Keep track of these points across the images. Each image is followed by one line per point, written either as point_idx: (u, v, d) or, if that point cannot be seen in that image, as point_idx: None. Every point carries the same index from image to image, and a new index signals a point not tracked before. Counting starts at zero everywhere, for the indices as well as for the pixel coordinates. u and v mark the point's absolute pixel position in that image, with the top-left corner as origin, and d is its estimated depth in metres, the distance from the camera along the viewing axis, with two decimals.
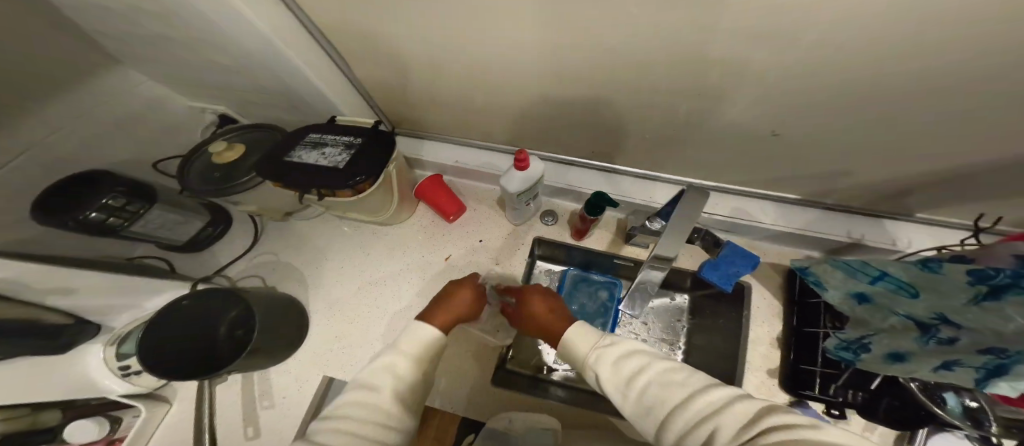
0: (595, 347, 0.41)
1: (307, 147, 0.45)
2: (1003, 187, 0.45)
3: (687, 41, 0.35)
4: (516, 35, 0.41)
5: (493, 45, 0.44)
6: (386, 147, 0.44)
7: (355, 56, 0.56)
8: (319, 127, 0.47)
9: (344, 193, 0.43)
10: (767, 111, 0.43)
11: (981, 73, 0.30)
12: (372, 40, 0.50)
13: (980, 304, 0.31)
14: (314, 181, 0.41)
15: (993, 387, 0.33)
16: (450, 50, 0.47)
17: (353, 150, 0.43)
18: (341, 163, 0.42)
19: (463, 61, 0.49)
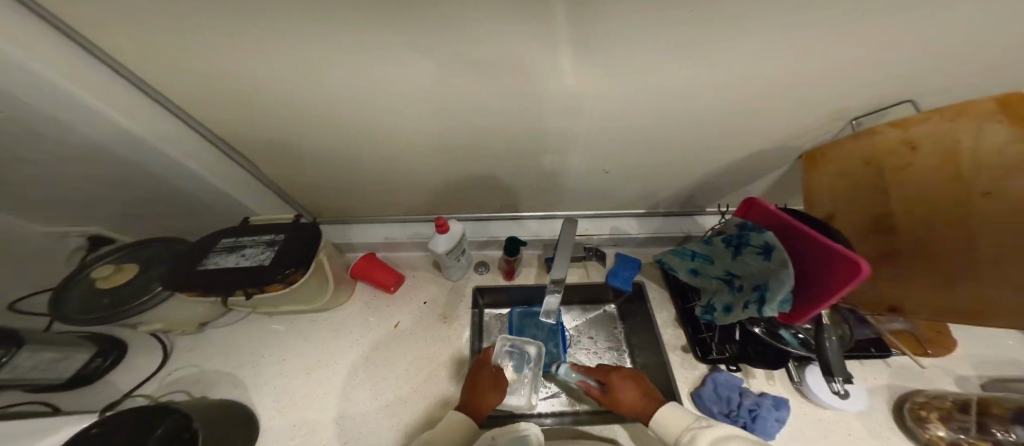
0: (689, 429, 0.51)
1: (222, 252, 0.52)
2: (751, 175, 0.69)
3: (514, 116, 0.53)
4: (400, 128, 0.56)
5: (387, 139, 0.58)
6: (305, 239, 0.54)
7: (272, 163, 0.66)
8: (232, 232, 0.54)
9: (276, 287, 0.51)
10: (594, 155, 0.63)
11: (674, 107, 0.51)
12: (285, 148, 0.61)
13: (736, 256, 0.57)
14: (241, 281, 0.49)
15: (766, 313, 0.50)
16: (355, 146, 0.60)
17: (274, 248, 0.52)
18: (264, 262, 0.51)
19: (369, 153, 0.63)
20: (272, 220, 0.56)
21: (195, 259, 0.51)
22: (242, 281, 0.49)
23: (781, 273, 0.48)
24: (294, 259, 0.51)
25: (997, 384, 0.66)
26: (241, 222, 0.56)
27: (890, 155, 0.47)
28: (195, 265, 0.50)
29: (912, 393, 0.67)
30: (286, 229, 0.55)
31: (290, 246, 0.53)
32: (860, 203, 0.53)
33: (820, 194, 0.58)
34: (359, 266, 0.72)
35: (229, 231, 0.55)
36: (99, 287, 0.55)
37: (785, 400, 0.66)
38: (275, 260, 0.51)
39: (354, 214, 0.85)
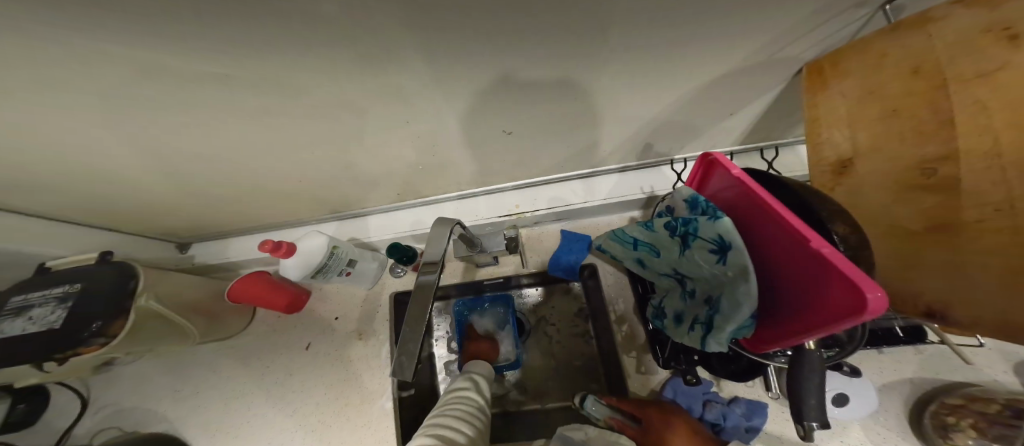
0: None
1: (9, 315, 0.48)
2: (722, 109, 0.47)
3: (310, 99, 0.33)
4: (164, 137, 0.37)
5: (166, 150, 0.41)
6: (103, 287, 0.50)
7: (56, 199, 0.49)
8: (22, 288, 0.51)
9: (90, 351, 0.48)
10: (476, 121, 0.43)
11: (557, 43, 0.29)
12: (46, 183, 0.44)
13: (683, 252, 0.36)
14: (30, 350, 0.46)
15: (710, 346, 0.33)
16: (138, 164, 0.43)
17: (65, 304, 0.48)
18: (55, 323, 0.47)
19: (176, 170, 0.46)
20: (72, 267, 0.53)
21: None
22: (45, 348, 0.46)
23: (740, 292, 0.29)
24: (96, 312, 0.48)
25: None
26: (36, 271, 0.54)
27: (958, 59, 0.26)
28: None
29: (945, 390, 0.51)
30: (82, 279, 0.50)
31: (81, 301, 0.48)
32: (894, 138, 0.32)
33: (829, 126, 0.37)
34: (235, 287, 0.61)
35: (21, 288, 0.51)
36: None
37: (763, 407, 0.52)
38: (68, 320, 0.47)
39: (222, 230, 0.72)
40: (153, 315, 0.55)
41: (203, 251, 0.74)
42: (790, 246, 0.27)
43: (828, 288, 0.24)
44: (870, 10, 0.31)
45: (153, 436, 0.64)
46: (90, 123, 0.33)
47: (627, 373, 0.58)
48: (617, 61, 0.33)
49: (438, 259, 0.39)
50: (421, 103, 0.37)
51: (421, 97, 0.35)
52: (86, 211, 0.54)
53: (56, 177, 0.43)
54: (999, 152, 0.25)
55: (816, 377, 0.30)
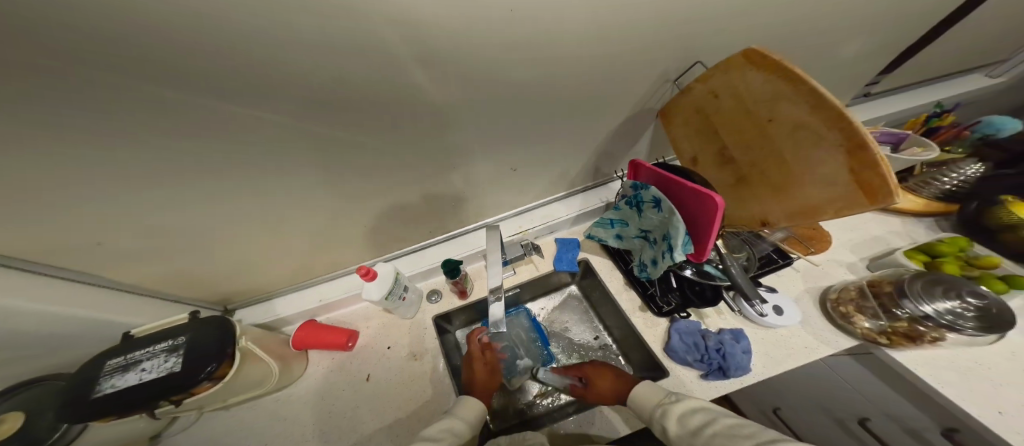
0: (662, 404, 0.61)
1: (118, 371, 0.55)
2: (628, 142, 0.81)
3: (414, 143, 0.61)
4: (306, 183, 0.60)
5: (294, 197, 0.62)
6: (210, 333, 0.60)
7: (182, 255, 0.64)
8: (114, 352, 0.57)
9: (205, 386, 0.57)
10: (493, 160, 0.72)
11: (541, 99, 0.61)
12: (187, 237, 0.60)
13: (640, 214, 0.65)
14: (157, 391, 0.54)
15: (675, 258, 0.58)
16: (264, 212, 0.62)
17: (178, 351, 0.57)
18: (174, 367, 0.56)
19: (288, 217, 0.66)
20: (163, 328, 0.61)
21: (87, 382, 0.54)
22: (168, 391, 0.55)
23: (673, 221, 0.56)
24: (207, 357, 0.57)
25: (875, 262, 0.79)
26: (121, 338, 0.60)
27: (707, 109, 0.60)
28: (88, 394, 0.53)
29: (824, 291, 0.78)
30: (184, 332, 0.60)
31: (193, 347, 0.58)
32: (704, 144, 0.65)
33: (680, 143, 0.70)
34: (298, 336, 0.74)
35: (113, 352, 0.57)
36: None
37: (741, 330, 0.74)
38: (185, 363, 0.57)
39: (271, 290, 0.84)
40: (247, 354, 0.65)
41: (250, 315, 0.82)
42: (684, 192, 0.56)
43: (706, 201, 0.52)
44: (667, 85, 0.68)
45: None
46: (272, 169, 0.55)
47: (640, 330, 0.77)
48: (563, 112, 0.66)
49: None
50: (460, 144, 0.65)
51: (469, 140, 0.64)
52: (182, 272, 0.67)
53: (203, 234, 0.61)
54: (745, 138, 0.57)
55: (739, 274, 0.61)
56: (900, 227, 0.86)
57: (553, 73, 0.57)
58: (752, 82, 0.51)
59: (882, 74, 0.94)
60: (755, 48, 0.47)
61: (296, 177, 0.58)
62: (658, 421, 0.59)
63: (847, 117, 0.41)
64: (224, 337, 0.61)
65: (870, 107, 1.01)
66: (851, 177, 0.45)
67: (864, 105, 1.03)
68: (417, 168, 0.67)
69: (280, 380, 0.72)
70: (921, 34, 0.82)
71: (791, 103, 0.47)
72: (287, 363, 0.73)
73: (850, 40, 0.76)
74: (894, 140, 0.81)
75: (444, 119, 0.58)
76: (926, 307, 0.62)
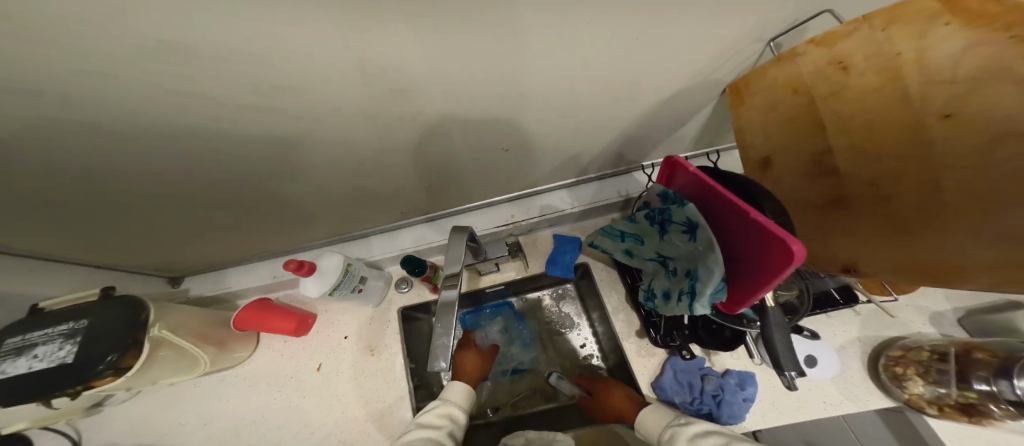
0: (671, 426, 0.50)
1: (9, 355, 0.43)
2: (667, 125, 0.59)
3: (361, 114, 0.42)
4: (213, 155, 0.43)
5: (203, 169, 0.46)
6: (115, 316, 0.46)
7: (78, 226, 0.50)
8: (13, 328, 0.44)
9: (109, 380, 0.45)
10: (480, 136, 0.52)
11: (556, 62, 0.39)
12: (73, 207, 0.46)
13: (662, 236, 0.47)
14: (44, 388, 0.42)
15: (698, 309, 0.41)
16: (167, 183, 0.46)
17: (78, 338, 0.44)
18: (68, 357, 0.43)
19: (206, 191, 0.50)
20: (63, 309, 0.46)
21: None
22: (54, 386, 0.42)
23: (709, 261, 0.38)
24: (110, 345, 0.45)
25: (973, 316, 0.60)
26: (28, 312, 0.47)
27: (819, 86, 0.36)
28: None
29: (887, 344, 0.61)
30: (88, 313, 0.45)
31: (95, 334, 0.44)
32: (793, 142, 0.42)
33: (751, 133, 0.47)
34: (241, 317, 0.62)
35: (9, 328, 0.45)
36: None
37: (751, 376, 0.61)
38: (82, 351, 0.44)
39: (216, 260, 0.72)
40: (163, 342, 0.53)
41: (196, 285, 0.73)
42: (741, 223, 0.36)
43: (768, 245, 0.32)
44: (761, 45, 0.43)
45: None
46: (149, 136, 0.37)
47: (631, 359, 0.65)
48: (588, 75, 0.43)
49: (458, 273, 0.46)
50: (430, 115, 0.45)
51: (443, 112, 0.44)
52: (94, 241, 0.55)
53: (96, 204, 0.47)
54: (871, 139, 0.34)
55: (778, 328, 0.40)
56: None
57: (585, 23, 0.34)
58: (933, 42, 0.27)
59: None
60: None
61: (188, 146, 0.41)
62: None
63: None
64: (132, 324, 0.46)
65: None
66: None
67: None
68: (368, 142, 0.48)
69: (217, 362, 0.65)
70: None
71: (1017, 84, 0.23)
72: (225, 347, 0.65)
73: None
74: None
75: (399, 85, 0.37)
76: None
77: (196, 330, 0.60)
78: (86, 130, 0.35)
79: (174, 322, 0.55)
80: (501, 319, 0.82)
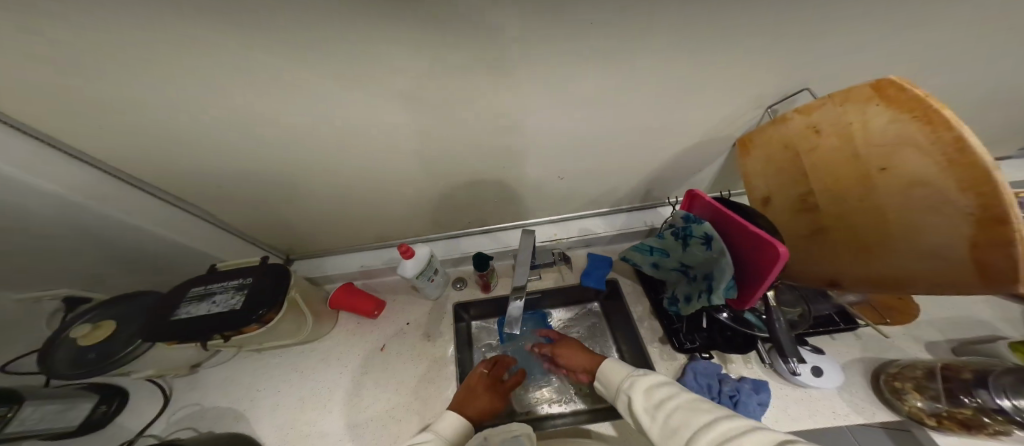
0: (629, 376, 0.62)
1: (194, 300, 0.61)
2: (690, 170, 0.74)
3: (471, 138, 0.58)
4: (359, 157, 0.61)
5: (350, 169, 0.64)
6: (265, 279, 0.63)
7: (242, 199, 0.68)
8: (199, 280, 0.64)
9: (254, 328, 0.60)
10: (546, 167, 0.68)
11: (613, 110, 0.55)
12: (252, 183, 0.64)
13: (683, 249, 0.60)
14: (219, 324, 0.58)
15: (714, 301, 0.54)
16: (321, 177, 0.65)
17: (243, 291, 0.61)
18: (235, 305, 0.60)
19: (337, 187, 0.68)
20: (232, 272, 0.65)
21: (174, 304, 0.61)
22: (220, 325, 0.58)
23: (721, 263, 0.52)
24: (264, 302, 0.60)
25: (965, 346, 0.66)
26: (207, 269, 0.68)
27: (802, 143, 0.51)
28: (171, 315, 0.59)
29: (885, 364, 0.69)
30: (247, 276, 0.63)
31: (254, 290, 0.61)
32: (783, 185, 0.56)
33: (753, 177, 0.61)
34: (336, 297, 0.79)
35: (195, 281, 0.64)
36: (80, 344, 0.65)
37: (764, 382, 0.69)
38: (245, 302, 0.60)
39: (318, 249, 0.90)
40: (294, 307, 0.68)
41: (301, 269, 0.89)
42: (744, 234, 0.50)
43: (765, 249, 0.46)
44: (760, 112, 0.59)
45: (227, 431, 0.68)
46: (330, 134, 0.55)
47: (655, 362, 0.74)
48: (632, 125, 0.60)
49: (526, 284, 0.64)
50: (515, 145, 0.61)
51: (525, 144, 0.61)
52: (241, 215, 0.73)
53: (266, 185, 0.65)
54: (838, 184, 0.48)
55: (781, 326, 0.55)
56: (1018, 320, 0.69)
57: (635, 83, 0.51)
58: (872, 116, 0.42)
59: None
60: (890, 77, 0.39)
61: (347, 147, 0.58)
62: (625, 394, 0.61)
63: (986, 181, 0.33)
64: (281, 286, 0.63)
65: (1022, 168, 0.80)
66: (972, 256, 0.37)
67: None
68: (464, 162, 0.65)
69: (311, 334, 0.78)
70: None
71: (919, 150, 0.38)
72: (320, 320, 0.79)
73: (1007, 93, 0.61)
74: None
75: (500, 118, 0.55)
76: (1009, 402, 0.53)
77: (308, 298, 0.75)
78: (297, 127, 0.53)
79: (300, 288, 0.73)
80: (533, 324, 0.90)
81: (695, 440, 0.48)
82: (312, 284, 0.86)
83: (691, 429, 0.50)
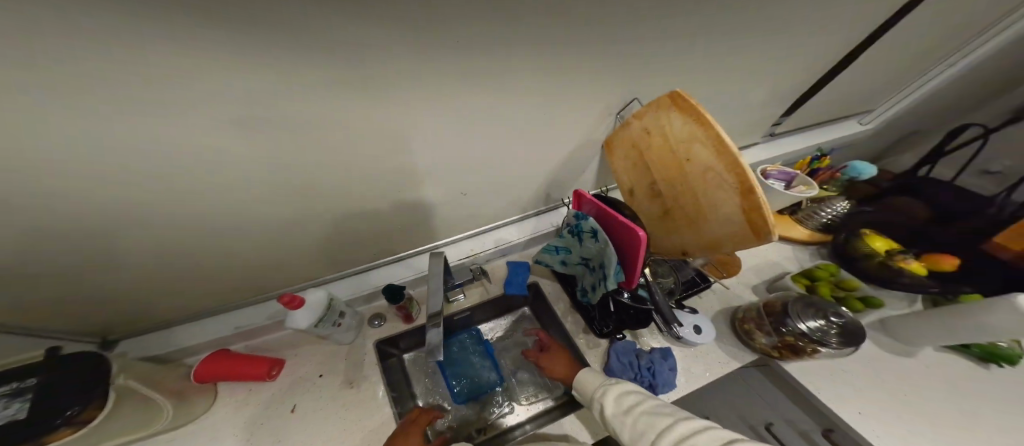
0: (601, 385, 0.68)
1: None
2: (571, 176, 0.88)
3: (361, 164, 0.60)
4: (235, 197, 0.56)
5: (226, 211, 0.58)
6: (70, 368, 0.48)
7: (69, 269, 0.55)
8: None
9: (58, 439, 0.44)
10: (443, 186, 0.73)
11: (491, 127, 0.64)
12: (85, 249, 0.53)
13: (581, 244, 0.71)
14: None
15: (609, 285, 0.65)
16: (186, 227, 0.57)
17: (23, 396, 0.44)
18: (17, 414, 0.43)
19: (208, 235, 0.60)
20: (10, 368, 0.48)
21: None
22: None
23: (607, 252, 0.63)
24: (77, 396, 0.46)
25: (773, 282, 0.90)
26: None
27: (642, 145, 0.66)
28: None
29: (734, 310, 0.88)
30: (36, 372, 0.47)
31: (51, 387, 0.46)
32: (638, 179, 0.71)
33: (619, 175, 0.76)
34: (200, 370, 0.68)
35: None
36: None
37: (669, 349, 0.81)
38: (32, 408, 0.44)
39: (192, 313, 0.76)
40: (131, 394, 0.55)
41: (168, 344, 0.74)
42: (618, 225, 0.62)
43: (633, 234, 0.58)
44: (610, 117, 0.75)
45: None
46: (191, 174, 0.50)
47: (583, 353, 0.82)
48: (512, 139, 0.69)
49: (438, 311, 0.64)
50: (407, 166, 0.65)
51: (417, 165, 0.65)
52: (66, 291, 0.58)
53: (105, 246, 0.54)
54: (667, 174, 0.63)
55: (660, 295, 0.67)
56: (799, 253, 0.98)
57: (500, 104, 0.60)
58: (675, 122, 0.58)
59: (783, 117, 1.06)
60: (679, 93, 0.55)
61: (216, 187, 0.53)
62: (597, 401, 0.66)
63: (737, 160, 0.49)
64: (97, 374, 0.49)
65: (777, 145, 1.14)
66: (743, 215, 0.52)
67: (770, 143, 1.15)
68: (359, 189, 0.65)
69: (177, 419, 0.64)
70: (809, 89, 0.96)
71: (702, 144, 0.54)
72: (185, 398, 0.65)
73: (751, 101, 0.90)
74: (786, 178, 0.85)
75: (387, 140, 0.58)
76: (802, 325, 0.74)
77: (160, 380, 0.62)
78: (144, 172, 0.47)
79: (140, 370, 0.59)
80: (466, 345, 0.91)
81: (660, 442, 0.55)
82: (168, 364, 0.71)
83: (653, 432, 0.57)
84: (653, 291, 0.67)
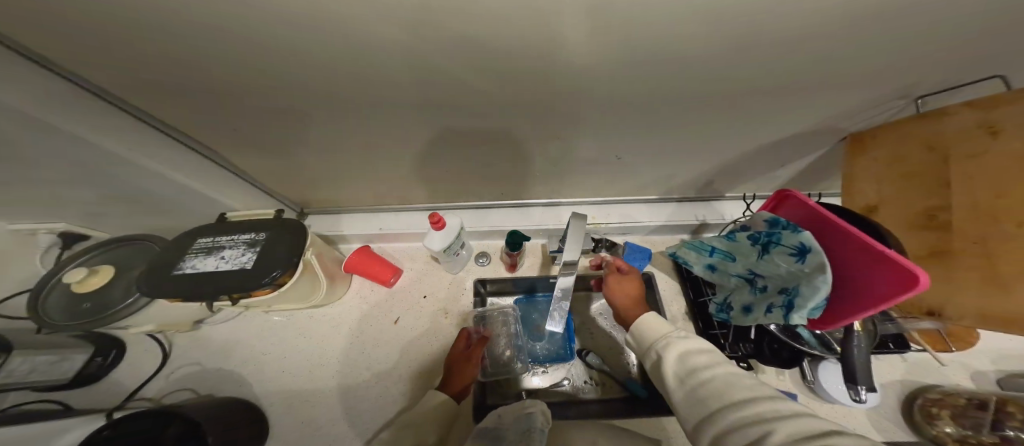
0: (665, 335, 0.50)
1: (200, 253, 0.54)
2: (764, 165, 0.65)
3: (536, 101, 0.48)
4: (400, 113, 0.50)
5: (386, 126, 0.53)
6: (281, 236, 0.56)
7: (256, 146, 0.58)
8: (207, 231, 0.56)
9: (266, 290, 0.53)
10: (607, 144, 0.59)
11: (731, 87, 0.44)
12: (273, 134, 0.55)
13: (761, 257, 0.52)
14: (223, 284, 0.51)
15: (793, 320, 0.46)
16: (348, 132, 0.55)
17: (256, 248, 0.54)
18: (247, 263, 0.53)
19: (362, 142, 0.58)
20: (254, 219, 0.60)
21: (176, 256, 0.54)
22: (223, 287, 0.50)
23: (817, 279, 0.43)
24: (278, 263, 0.53)
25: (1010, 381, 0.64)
26: (217, 219, 0.64)
27: (956, 144, 0.42)
28: (173, 268, 0.52)
29: (925, 388, 0.65)
30: (267, 229, 0.57)
31: (267, 247, 0.54)
32: (907, 194, 0.48)
33: (866, 179, 0.53)
34: (352, 260, 0.73)
35: (199, 232, 0.56)
36: (78, 289, 0.56)
37: (794, 396, 0.65)
38: (257, 261, 0.53)
39: (335, 204, 0.83)
40: (306, 268, 0.61)
41: (314, 222, 0.82)
42: (859, 250, 0.41)
43: (890, 265, 0.37)
44: (901, 103, 0.48)
45: (228, 395, 0.64)
46: (371, 83, 0.43)
47: None
48: (732, 109, 0.49)
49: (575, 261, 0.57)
50: (577, 115, 0.51)
51: (596, 118, 0.52)
52: (254, 164, 0.64)
53: (284, 135, 0.55)
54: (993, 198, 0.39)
55: (859, 349, 0.47)
56: None
57: (771, 63, 0.39)
58: None
59: None
60: None
61: (385, 97, 0.46)
62: (653, 352, 0.50)
63: None
64: (299, 245, 0.56)
65: None
66: None
67: None
68: (520, 130, 0.55)
69: (324, 299, 0.72)
70: None
71: None
72: (332, 283, 0.71)
73: None
74: None
75: (579, 84, 0.44)
76: None
77: (323, 258, 0.68)
78: (329, 72, 0.41)
79: (318, 250, 0.66)
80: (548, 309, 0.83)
81: (717, 418, 0.39)
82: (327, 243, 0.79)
83: (714, 403, 0.40)
84: (857, 339, 0.47)
